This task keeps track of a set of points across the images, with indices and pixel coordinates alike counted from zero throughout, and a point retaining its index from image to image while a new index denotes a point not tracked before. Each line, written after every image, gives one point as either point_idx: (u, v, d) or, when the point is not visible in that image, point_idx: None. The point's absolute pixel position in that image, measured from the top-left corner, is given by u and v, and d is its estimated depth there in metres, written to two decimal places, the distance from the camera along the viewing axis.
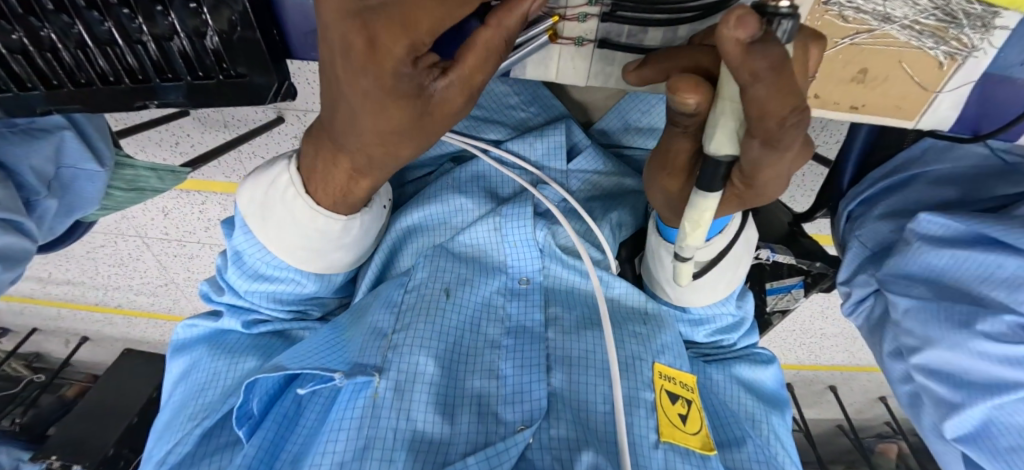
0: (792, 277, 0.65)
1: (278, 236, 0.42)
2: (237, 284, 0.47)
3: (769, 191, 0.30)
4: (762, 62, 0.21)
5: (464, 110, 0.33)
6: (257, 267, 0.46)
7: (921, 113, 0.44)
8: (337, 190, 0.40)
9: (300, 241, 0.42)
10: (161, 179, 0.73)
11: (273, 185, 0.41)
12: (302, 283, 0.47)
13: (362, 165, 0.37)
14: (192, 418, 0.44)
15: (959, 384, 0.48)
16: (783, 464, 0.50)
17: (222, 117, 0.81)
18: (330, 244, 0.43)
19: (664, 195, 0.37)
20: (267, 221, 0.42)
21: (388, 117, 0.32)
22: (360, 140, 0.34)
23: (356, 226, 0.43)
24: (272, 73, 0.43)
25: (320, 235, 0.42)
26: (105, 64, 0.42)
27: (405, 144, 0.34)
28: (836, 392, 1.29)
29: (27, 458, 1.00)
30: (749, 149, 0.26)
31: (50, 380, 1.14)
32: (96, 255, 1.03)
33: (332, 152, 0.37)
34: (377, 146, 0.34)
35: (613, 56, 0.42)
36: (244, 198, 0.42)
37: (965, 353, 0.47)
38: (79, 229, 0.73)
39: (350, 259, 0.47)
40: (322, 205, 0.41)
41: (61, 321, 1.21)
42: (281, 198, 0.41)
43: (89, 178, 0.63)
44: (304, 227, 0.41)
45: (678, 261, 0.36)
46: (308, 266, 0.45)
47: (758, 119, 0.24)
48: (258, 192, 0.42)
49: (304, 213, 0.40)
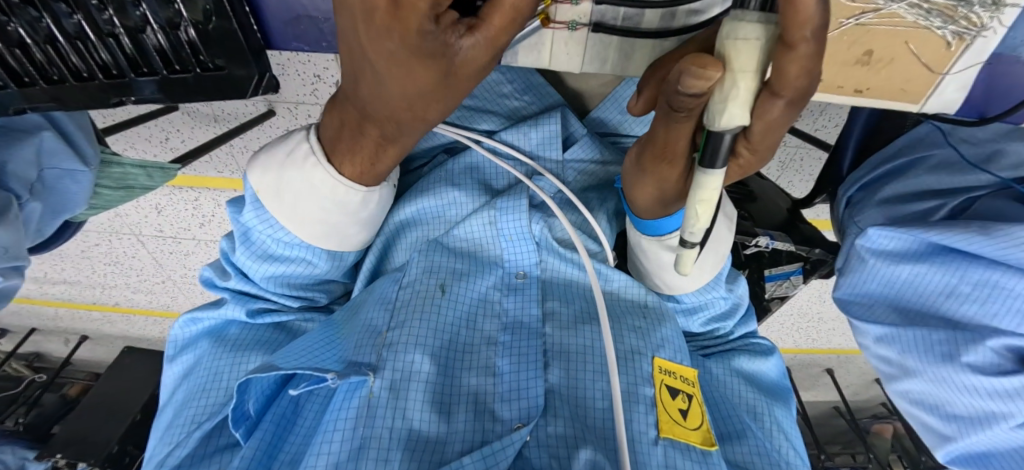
0: (791, 264, 0.66)
1: (296, 209, 0.40)
2: (245, 266, 0.45)
3: (765, 156, 0.35)
4: (808, 29, 0.25)
5: (489, 67, 0.32)
6: (267, 246, 0.44)
7: (927, 96, 0.43)
8: (364, 160, 0.38)
9: (318, 214, 0.40)
10: (150, 176, 0.71)
11: (290, 156, 0.40)
12: (314, 263, 0.45)
13: (389, 131, 0.35)
14: (192, 421, 0.43)
15: (948, 406, 0.53)
16: (787, 457, 0.49)
17: (212, 112, 0.79)
18: (349, 218, 0.41)
19: (658, 182, 0.39)
20: (282, 194, 0.40)
21: (414, 77, 0.30)
22: (387, 104, 0.33)
23: (376, 199, 0.41)
24: (252, 66, 0.43)
25: (339, 207, 0.40)
26: (78, 60, 0.42)
27: (432, 105, 0.33)
28: (833, 375, 1.30)
29: (32, 457, 1.01)
30: (772, 111, 0.29)
31: (51, 379, 1.14)
32: (91, 255, 1.02)
33: (357, 122, 0.36)
34: (405, 110, 0.33)
35: (608, 39, 0.40)
36: (256, 174, 0.41)
37: (950, 379, 0.51)
38: (68, 230, 0.72)
39: (366, 238, 0.45)
40: (345, 177, 0.39)
41: (60, 320, 1.20)
42: (297, 169, 0.39)
43: (72, 179, 0.62)
44: (323, 200, 0.40)
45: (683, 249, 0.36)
46: (326, 243, 0.43)
47: (795, 78, 0.27)
48: (274, 163, 0.40)
49: (322, 181, 0.39)
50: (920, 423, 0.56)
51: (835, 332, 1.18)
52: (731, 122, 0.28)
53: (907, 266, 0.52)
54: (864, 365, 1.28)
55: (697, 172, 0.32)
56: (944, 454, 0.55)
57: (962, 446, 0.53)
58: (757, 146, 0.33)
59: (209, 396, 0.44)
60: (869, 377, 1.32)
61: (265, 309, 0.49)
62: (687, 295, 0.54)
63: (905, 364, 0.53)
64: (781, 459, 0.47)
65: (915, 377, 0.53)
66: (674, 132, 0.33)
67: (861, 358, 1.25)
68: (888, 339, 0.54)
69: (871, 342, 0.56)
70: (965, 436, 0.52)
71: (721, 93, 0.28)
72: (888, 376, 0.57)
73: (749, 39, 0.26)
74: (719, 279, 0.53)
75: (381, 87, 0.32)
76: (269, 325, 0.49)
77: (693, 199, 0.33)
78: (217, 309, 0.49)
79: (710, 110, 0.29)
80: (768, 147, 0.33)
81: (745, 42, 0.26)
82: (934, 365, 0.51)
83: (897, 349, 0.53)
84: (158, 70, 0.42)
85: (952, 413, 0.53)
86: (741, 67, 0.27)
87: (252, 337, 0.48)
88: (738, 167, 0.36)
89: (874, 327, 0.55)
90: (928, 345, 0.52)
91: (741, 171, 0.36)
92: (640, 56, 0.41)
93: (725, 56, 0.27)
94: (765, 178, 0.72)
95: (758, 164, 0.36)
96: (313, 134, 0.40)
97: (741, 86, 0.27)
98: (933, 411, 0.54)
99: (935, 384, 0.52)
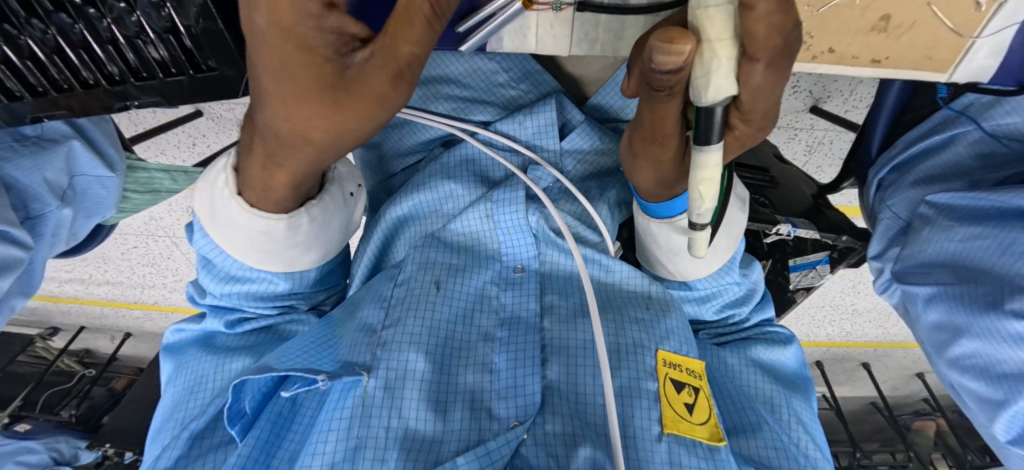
0: (817, 253, 0.61)
1: (230, 240, 0.41)
2: (211, 288, 0.47)
3: (768, 122, 0.32)
4: None
5: (391, 99, 0.30)
6: (228, 269, 0.45)
7: (955, 64, 0.39)
8: (256, 183, 0.37)
9: (250, 243, 0.41)
10: (174, 180, 0.74)
11: (216, 184, 0.40)
12: (274, 281, 0.46)
13: (278, 155, 0.34)
14: (181, 423, 0.45)
15: (995, 378, 0.47)
16: (807, 452, 0.46)
17: (233, 116, 0.82)
18: (282, 244, 0.41)
19: (653, 163, 0.37)
20: (219, 226, 0.41)
21: (299, 84, 0.29)
22: (272, 120, 0.31)
23: (304, 221, 0.41)
24: (241, 65, 0.43)
25: (268, 235, 0.40)
26: (84, 70, 0.43)
27: (320, 132, 0.31)
28: (870, 370, 1.23)
29: (83, 445, 1.09)
30: (755, 76, 0.27)
31: (100, 374, 1.22)
32: (130, 256, 1.08)
33: (254, 140, 0.35)
34: (287, 125, 0.31)
35: (596, 19, 0.39)
36: (197, 203, 0.42)
37: (999, 339, 0.45)
38: (102, 233, 0.76)
39: (315, 256, 0.44)
40: (253, 204, 0.39)
41: (106, 318, 1.29)
42: (222, 201, 0.39)
43: (102, 184, 0.65)
44: (248, 230, 0.40)
45: (694, 231, 0.33)
46: (274, 267, 0.43)
47: (766, 37, 0.25)
48: (205, 199, 0.41)
49: (244, 214, 0.39)
50: (973, 398, 0.49)
51: (871, 324, 1.12)
52: (719, 91, 0.26)
53: (961, 227, 0.50)
54: (904, 358, 1.21)
55: (693, 152, 0.29)
56: (1003, 429, 0.47)
57: (1018, 413, 0.45)
58: (748, 115, 0.31)
59: (198, 398, 0.45)
60: (909, 371, 1.25)
61: (244, 318, 0.50)
62: (698, 281, 0.51)
63: (955, 324, 0.49)
64: (798, 453, 0.44)
65: (965, 335, 0.48)
66: (661, 114, 0.31)
67: (900, 352, 1.19)
68: (936, 301, 0.50)
69: (920, 309, 0.52)
70: (1018, 398, 0.45)
71: (702, 65, 0.26)
72: (938, 346, 0.51)
73: (719, 6, 0.25)
74: (732, 263, 0.51)
75: (269, 94, 0.30)
76: (256, 330, 0.50)
77: (694, 180, 0.30)
78: (202, 321, 0.51)
79: (693, 87, 0.27)
80: (765, 112, 0.31)
81: (716, 8, 0.25)
82: (980, 317, 0.47)
83: (947, 309, 0.49)
84: (155, 74, 0.44)
85: (1003, 373, 0.46)
86: (719, 35, 0.25)
87: (239, 341, 0.49)
88: (738, 140, 0.33)
89: (923, 287, 0.51)
90: (971, 296, 0.48)
91: (743, 144, 0.34)
92: (631, 35, 0.40)
93: (700, 28, 0.25)
94: (787, 163, 0.69)
95: (758, 133, 0.33)
96: (230, 160, 0.40)
97: (720, 52, 0.25)
98: (982, 374, 0.47)
99: (982, 340, 0.47)
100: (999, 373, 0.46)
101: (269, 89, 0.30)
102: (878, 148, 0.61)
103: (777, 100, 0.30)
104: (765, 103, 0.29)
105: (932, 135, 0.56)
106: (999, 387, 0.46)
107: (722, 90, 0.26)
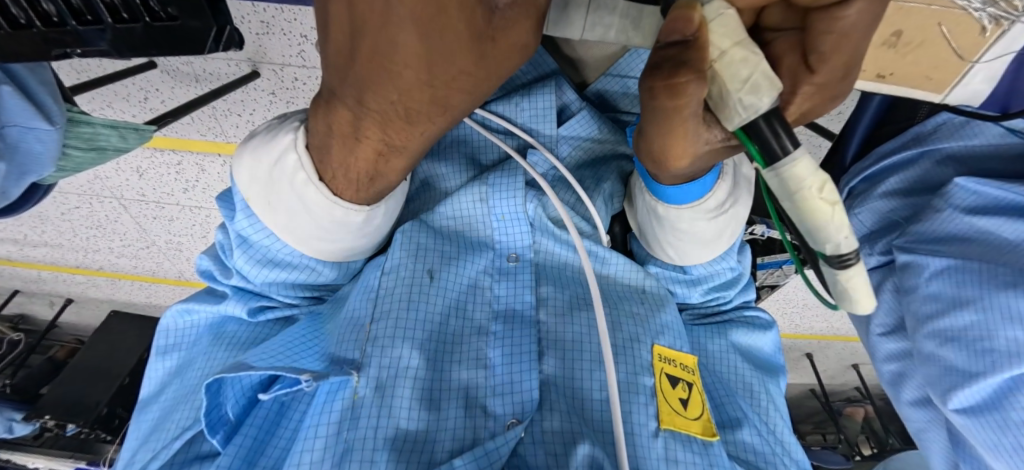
0: (783, 254, 0.75)
1: (289, 223, 0.39)
2: (244, 270, 0.43)
3: (839, 69, 0.27)
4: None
5: (529, 43, 0.29)
6: (269, 252, 0.43)
7: (950, 87, 0.45)
8: (361, 173, 0.36)
9: (314, 230, 0.40)
10: (123, 139, 0.59)
11: (278, 165, 0.37)
12: (319, 271, 0.45)
13: (393, 134, 0.34)
14: (174, 429, 0.43)
15: (981, 350, 0.48)
16: (781, 436, 0.50)
17: (192, 70, 0.70)
18: (353, 235, 0.41)
19: (687, 165, 0.33)
20: (271, 206, 0.39)
21: (442, 40, 0.27)
22: (400, 92, 0.30)
23: (380, 213, 0.41)
24: (208, 17, 0.39)
25: (340, 226, 0.40)
26: (16, 9, 0.39)
27: (457, 93, 0.31)
28: (811, 360, 1.32)
29: (21, 417, 1.04)
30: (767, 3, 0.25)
31: (38, 343, 1.19)
32: (72, 217, 0.99)
33: (352, 127, 0.34)
34: (424, 91, 0.30)
35: (613, 3, 0.37)
36: (245, 176, 0.39)
37: (1002, 316, 0.47)
38: (39, 193, 0.63)
39: (370, 247, 0.45)
40: (344, 197, 0.38)
41: (43, 282, 1.20)
42: (289, 185, 0.38)
43: (37, 139, 0.52)
44: (321, 219, 0.39)
45: (840, 275, 0.23)
46: (329, 255, 0.43)
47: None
48: (260, 172, 0.38)
49: (319, 204, 0.38)
50: (939, 369, 0.50)
51: (818, 319, 1.19)
52: (785, 146, 0.22)
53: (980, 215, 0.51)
54: (843, 350, 1.29)
55: (778, 171, 0.22)
56: (962, 397, 0.48)
57: (986, 386, 0.47)
58: (820, 31, 0.26)
59: (194, 399, 0.44)
60: (845, 362, 1.35)
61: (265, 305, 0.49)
62: (693, 265, 0.51)
63: (959, 296, 0.49)
64: (777, 444, 0.48)
65: (964, 308, 0.49)
66: (694, 58, 0.24)
67: (840, 345, 1.27)
68: (948, 273, 0.51)
69: (922, 278, 0.52)
70: (997, 371, 0.46)
71: (715, 89, 0.24)
72: (924, 316, 0.51)
73: (725, 12, 0.24)
74: (730, 249, 0.51)
75: (396, 59, 0.28)
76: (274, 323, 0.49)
77: (807, 198, 0.22)
78: (217, 304, 0.49)
79: (801, 210, 0.22)
80: (851, 28, 0.25)
81: (718, 16, 0.24)
82: (993, 292, 0.48)
83: (958, 281, 0.50)
84: (103, 19, 0.39)
85: (988, 349, 0.47)
86: (730, 41, 0.23)
87: (252, 335, 0.47)
88: (817, 89, 0.27)
89: (938, 258, 0.51)
90: (990, 274, 0.49)
91: (807, 113, 0.29)
92: (648, 24, 0.37)
93: (716, 73, 0.24)
94: None
95: (845, 76, 0.28)
96: (300, 138, 0.38)
97: (764, 84, 0.23)
98: (966, 346, 0.48)
99: (983, 314, 0.48)
100: (987, 347, 0.47)
101: (396, 55, 0.28)
102: (853, 156, 0.64)
103: (834, 39, 0.26)
104: (850, 16, 0.25)
105: (903, 151, 0.58)
106: (978, 359, 0.48)
107: (791, 145, 0.22)
